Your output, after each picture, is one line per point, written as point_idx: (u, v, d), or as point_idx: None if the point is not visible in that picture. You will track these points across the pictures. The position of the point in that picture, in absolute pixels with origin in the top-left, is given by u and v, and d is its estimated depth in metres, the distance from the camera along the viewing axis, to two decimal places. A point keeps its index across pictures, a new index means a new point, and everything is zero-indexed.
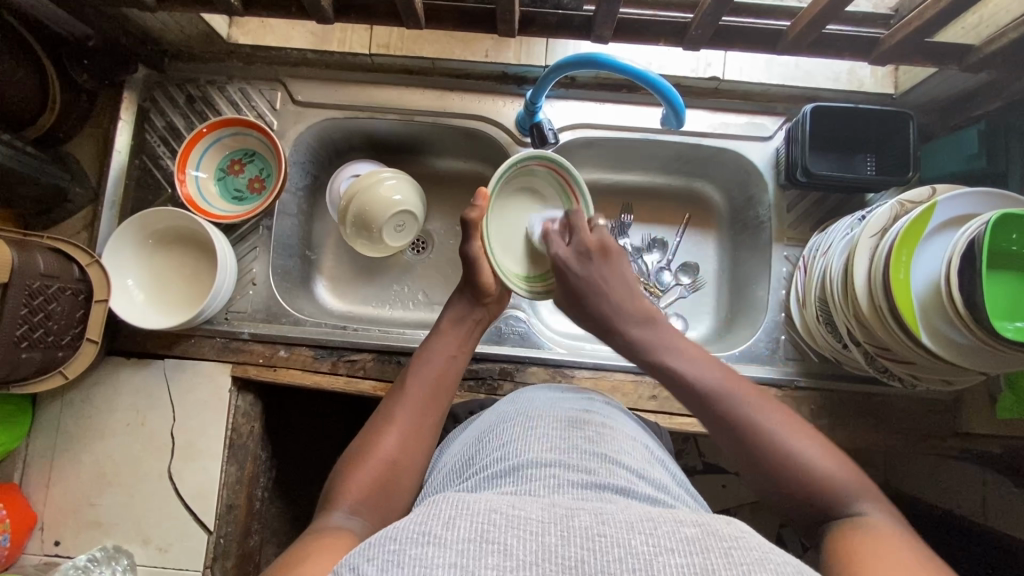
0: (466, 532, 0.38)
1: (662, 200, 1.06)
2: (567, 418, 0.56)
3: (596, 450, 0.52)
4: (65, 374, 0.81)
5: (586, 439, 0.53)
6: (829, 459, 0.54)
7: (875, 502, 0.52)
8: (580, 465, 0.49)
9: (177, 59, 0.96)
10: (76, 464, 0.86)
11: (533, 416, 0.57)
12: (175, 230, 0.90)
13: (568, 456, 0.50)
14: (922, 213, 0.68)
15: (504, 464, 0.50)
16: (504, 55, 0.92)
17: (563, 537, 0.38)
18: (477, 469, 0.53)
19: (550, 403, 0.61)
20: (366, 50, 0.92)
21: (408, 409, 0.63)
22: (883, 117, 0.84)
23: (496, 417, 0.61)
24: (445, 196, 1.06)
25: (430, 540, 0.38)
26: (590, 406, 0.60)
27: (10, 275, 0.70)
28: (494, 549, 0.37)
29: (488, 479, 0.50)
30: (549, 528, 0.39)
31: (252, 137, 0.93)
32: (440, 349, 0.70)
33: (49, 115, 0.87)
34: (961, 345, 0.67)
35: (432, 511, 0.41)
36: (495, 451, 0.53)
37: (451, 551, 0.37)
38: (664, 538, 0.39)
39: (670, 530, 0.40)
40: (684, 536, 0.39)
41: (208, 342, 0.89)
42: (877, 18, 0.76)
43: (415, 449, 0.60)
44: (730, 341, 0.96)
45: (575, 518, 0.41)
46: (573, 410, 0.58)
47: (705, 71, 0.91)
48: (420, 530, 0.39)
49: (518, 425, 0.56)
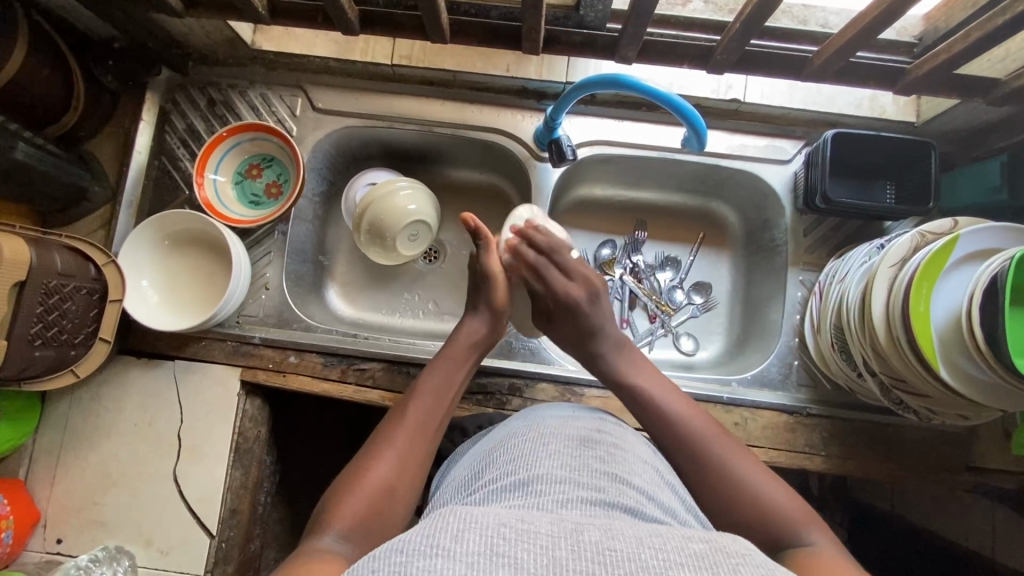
0: (475, 546, 0.38)
1: (676, 219, 1.06)
2: (578, 436, 0.56)
3: (608, 470, 0.52)
4: (76, 373, 0.81)
5: (596, 459, 0.53)
6: (773, 484, 0.56)
7: (822, 535, 0.52)
8: (590, 483, 0.50)
9: (201, 62, 0.96)
10: (83, 462, 0.86)
11: (545, 433, 0.57)
12: (189, 232, 0.90)
13: (579, 475, 0.51)
14: (945, 245, 0.67)
15: (515, 479, 0.51)
16: (526, 70, 0.92)
17: (573, 551, 0.38)
18: (485, 481, 0.53)
19: (560, 421, 0.60)
20: (388, 60, 0.92)
21: (404, 434, 0.60)
22: (904, 146, 0.83)
23: (505, 432, 0.61)
24: (461, 207, 1.06)
25: (438, 551, 0.37)
26: (602, 426, 0.60)
27: (29, 274, 0.70)
28: (504, 563, 0.37)
29: (498, 494, 0.50)
30: (559, 542, 0.39)
31: (268, 142, 0.93)
32: (446, 370, 0.69)
33: (73, 114, 0.87)
34: (979, 381, 0.67)
35: (440, 523, 0.41)
36: (506, 465, 0.53)
37: (461, 564, 0.36)
38: (673, 553, 0.39)
39: (679, 545, 0.40)
40: (693, 552, 0.39)
41: (219, 345, 0.89)
42: (901, 46, 0.75)
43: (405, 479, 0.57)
44: (740, 365, 0.95)
45: (584, 534, 0.41)
46: (585, 428, 0.59)
47: (726, 93, 0.91)
48: (428, 542, 0.38)
49: (529, 441, 0.56)
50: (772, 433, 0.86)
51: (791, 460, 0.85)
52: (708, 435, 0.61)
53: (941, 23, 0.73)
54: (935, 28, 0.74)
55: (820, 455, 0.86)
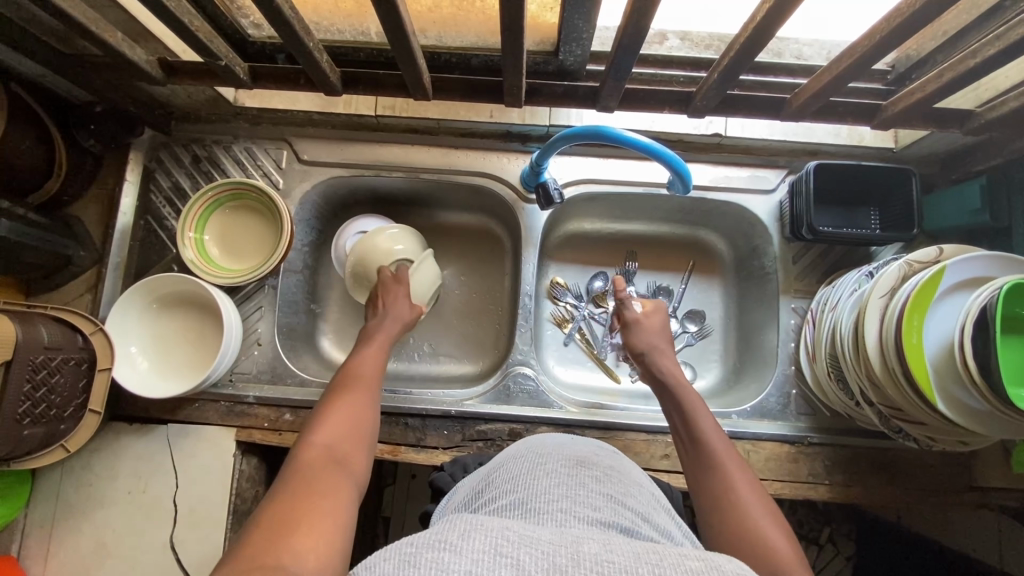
0: (480, 544, 0.38)
1: (666, 249, 1.06)
2: (576, 458, 0.57)
3: (603, 490, 0.52)
4: (67, 448, 0.79)
5: (593, 480, 0.53)
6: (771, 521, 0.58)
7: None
8: (588, 502, 0.50)
9: (184, 120, 0.97)
10: (77, 535, 0.84)
11: (543, 455, 0.58)
12: (177, 293, 0.89)
13: (576, 492, 0.51)
14: (933, 275, 0.67)
15: (514, 497, 0.51)
16: (508, 115, 0.92)
17: (572, 559, 0.38)
18: (485, 500, 0.53)
19: (559, 446, 0.61)
20: (371, 112, 0.91)
21: (332, 414, 0.66)
22: (886, 173, 0.84)
23: (504, 458, 0.62)
24: (452, 247, 1.06)
25: (445, 547, 0.38)
26: (600, 454, 0.61)
27: (15, 351, 0.69)
28: (507, 562, 0.37)
29: (497, 511, 0.50)
30: (559, 550, 0.39)
31: (209, 191, 0.89)
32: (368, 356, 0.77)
33: (56, 180, 0.87)
34: (974, 410, 0.67)
35: (448, 525, 0.41)
36: (505, 484, 0.54)
37: (466, 559, 0.37)
38: (670, 568, 0.38)
39: (675, 561, 0.39)
40: (690, 568, 0.38)
41: (213, 406, 0.88)
42: (874, 74, 0.79)
43: (357, 427, 0.65)
44: (737, 395, 0.95)
45: (584, 544, 0.40)
46: (582, 453, 0.59)
47: (706, 129, 0.91)
48: (436, 538, 0.39)
49: (529, 463, 0.57)
50: (774, 464, 0.86)
51: (794, 490, 0.85)
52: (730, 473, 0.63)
53: (913, 52, 0.76)
54: (907, 56, 0.77)
55: (824, 484, 0.86)
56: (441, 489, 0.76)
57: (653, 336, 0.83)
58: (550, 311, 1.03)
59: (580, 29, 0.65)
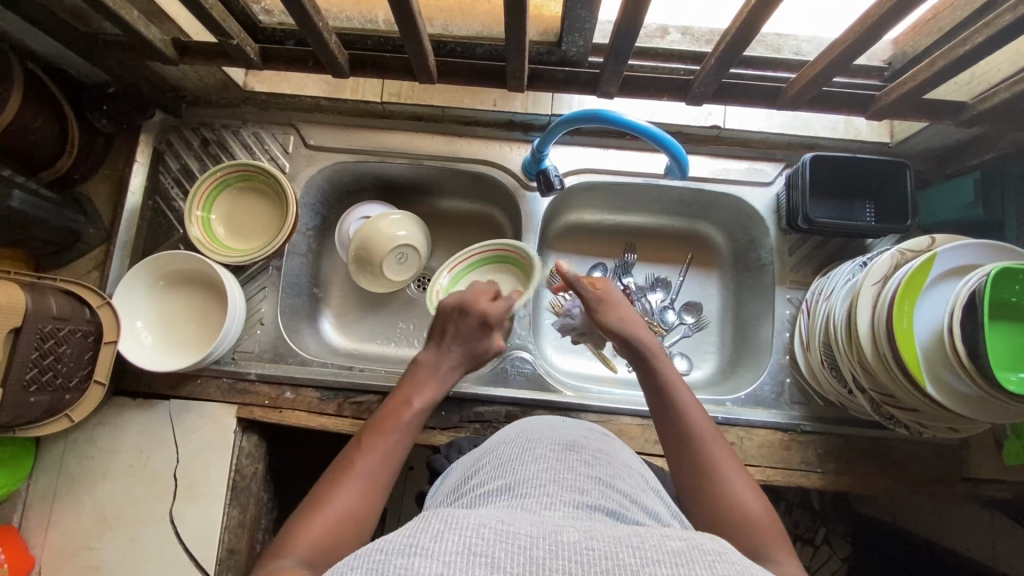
0: (454, 545, 0.38)
1: (664, 241, 1.08)
2: (564, 443, 0.58)
3: (591, 474, 0.53)
4: (71, 417, 0.81)
5: (581, 463, 0.54)
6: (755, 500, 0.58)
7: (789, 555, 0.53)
8: (574, 485, 0.50)
9: (194, 104, 0.99)
10: (77, 506, 0.85)
11: (532, 440, 0.59)
12: (183, 271, 0.91)
13: (563, 477, 0.51)
14: (922, 265, 0.69)
15: (499, 483, 0.51)
16: (512, 104, 0.95)
17: (550, 551, 0.38)
18: (473, 487, 0.54)
19: (549, 430, 0.62)
20: (377, 98, 0.95)
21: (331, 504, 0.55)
22: (881, 166, 0.86)
23: (494, 442, 0.63)
24: (454, 235, 1.08)
25: (417, 551, 0.38)
26: (589, 436, 0.62)
27: (25, 319, 0.70)
28: (481, 561, 0.37)
29: (484, 497, 0.51)
30: (537, 542, 0.39)
31: (220, 170, 0.91)
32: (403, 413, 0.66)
33: (68, 158, 0.89)
34: (964, 394, 0.68)
35: (421, 526, 0.41)
36: (492, 471, 0.54)
37: (437, 562, 0.37)
38: (650, 551, 0.39)
39: (656, 543, 0.40)
40: (670, 549, 0.39)
41: (215, 383, 0.90)
42: (872, 70, 0.81)
43: (348, 529, 0.54)
44: (732, 385, 0.96)
45: (564, 533, 0.41)
46: (571, 437, 0.60)
47: (705, 121, 0.94)
48: (407, 542, 0.39)
49: (517, 448, 0.58)
50: (768, 451, 0.87)
51: (787, 477, 0.86)
52: (715, 453, 0.63)
53: (909, 48, 0.78)
54: (903, 52, 0.79)
55: (817, 472, 0.86)
56: (437, 470, 0.77)
57: (628, 319, 0.81)
58: (549, 300, 1.05)
59: (582, 19, 0.67)
